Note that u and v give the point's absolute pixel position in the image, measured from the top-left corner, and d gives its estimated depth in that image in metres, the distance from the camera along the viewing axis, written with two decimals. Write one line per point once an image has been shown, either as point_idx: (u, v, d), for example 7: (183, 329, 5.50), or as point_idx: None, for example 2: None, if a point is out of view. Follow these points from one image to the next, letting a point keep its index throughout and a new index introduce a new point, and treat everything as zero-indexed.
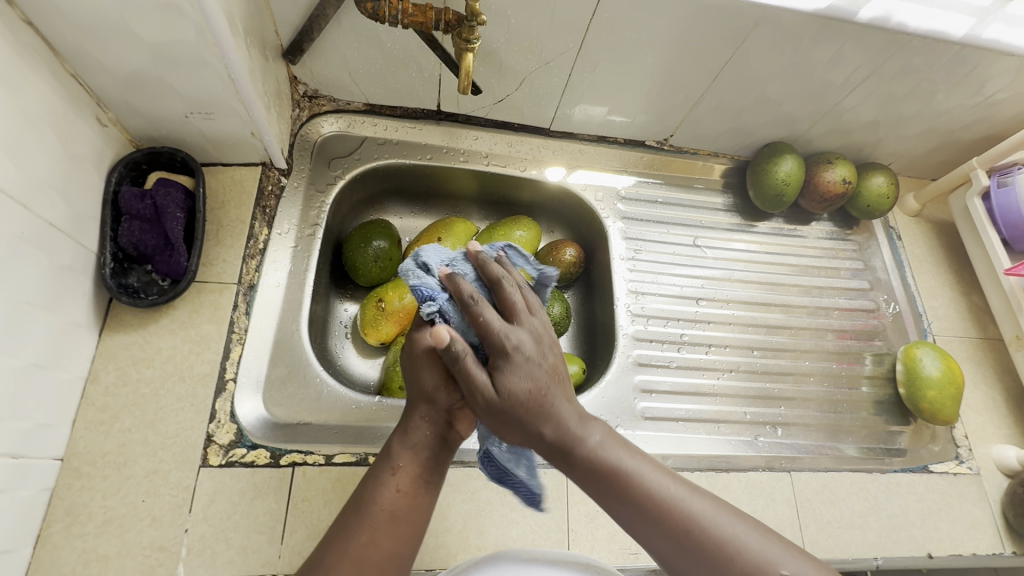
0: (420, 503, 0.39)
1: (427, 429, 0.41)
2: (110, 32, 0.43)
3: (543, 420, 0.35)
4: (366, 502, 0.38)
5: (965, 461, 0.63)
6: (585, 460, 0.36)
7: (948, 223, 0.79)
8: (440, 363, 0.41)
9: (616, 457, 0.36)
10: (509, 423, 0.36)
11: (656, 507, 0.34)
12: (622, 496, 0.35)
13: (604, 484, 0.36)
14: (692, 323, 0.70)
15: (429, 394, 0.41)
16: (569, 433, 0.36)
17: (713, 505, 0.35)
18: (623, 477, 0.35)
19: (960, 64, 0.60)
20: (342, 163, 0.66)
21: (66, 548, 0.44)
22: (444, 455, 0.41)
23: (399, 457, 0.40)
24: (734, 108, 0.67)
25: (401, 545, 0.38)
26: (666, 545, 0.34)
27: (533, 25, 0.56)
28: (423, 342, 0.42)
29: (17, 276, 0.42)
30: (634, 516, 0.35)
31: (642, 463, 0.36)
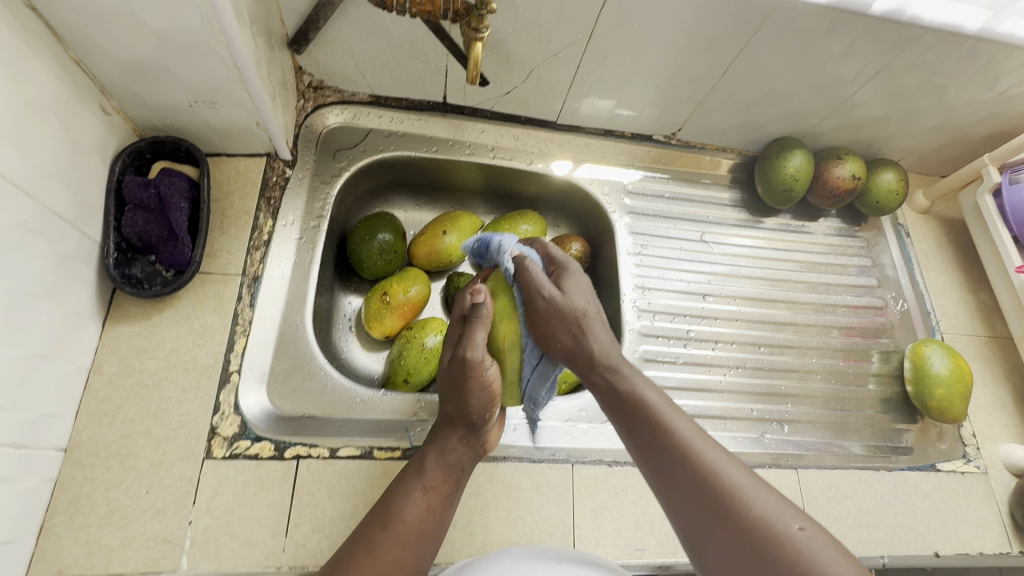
0: (441, 522, 0.42)
1: (460, 453, 0.45)
2: (115, 18, 0.42)
3: (585, 341, 0.44)
4: (394, 514, 0.40)
5: (972, 460, 0.63)
6: (620, 390, 0.42)
7: (957, 220, 0.78)
8: (486, 390, 0.45)
9: (651, 397, 0.42)
10: (562, 334, 0.44)
11: (677, 443, 0.39)
12: (649, 428, 0.40)
13: (633, 415, 0.41)
14: (698, 319, 0.69)
15: (468, 418, 0.45)
16: (611, 360, 0.44)
17: (736, 468, 0.38)
18: (656, 415, 0.40)
19: (974, 59, 0.59)
20: (347, 154, 0.65)
21: (68, 540, 0.44)
22: (463, 481, 0.45)
23: (430, 475, 0.43)
24: (743, 102, 0.67)
25: (424, 557, 0.40)
26: (678, 483, 0.38)
27: (542, 15, 0.55)
28: (471, 356, 0.44)
29: (19, 265, 0.41)
30: (653, 448, 0.40)
31: (675, 413, 0.41)
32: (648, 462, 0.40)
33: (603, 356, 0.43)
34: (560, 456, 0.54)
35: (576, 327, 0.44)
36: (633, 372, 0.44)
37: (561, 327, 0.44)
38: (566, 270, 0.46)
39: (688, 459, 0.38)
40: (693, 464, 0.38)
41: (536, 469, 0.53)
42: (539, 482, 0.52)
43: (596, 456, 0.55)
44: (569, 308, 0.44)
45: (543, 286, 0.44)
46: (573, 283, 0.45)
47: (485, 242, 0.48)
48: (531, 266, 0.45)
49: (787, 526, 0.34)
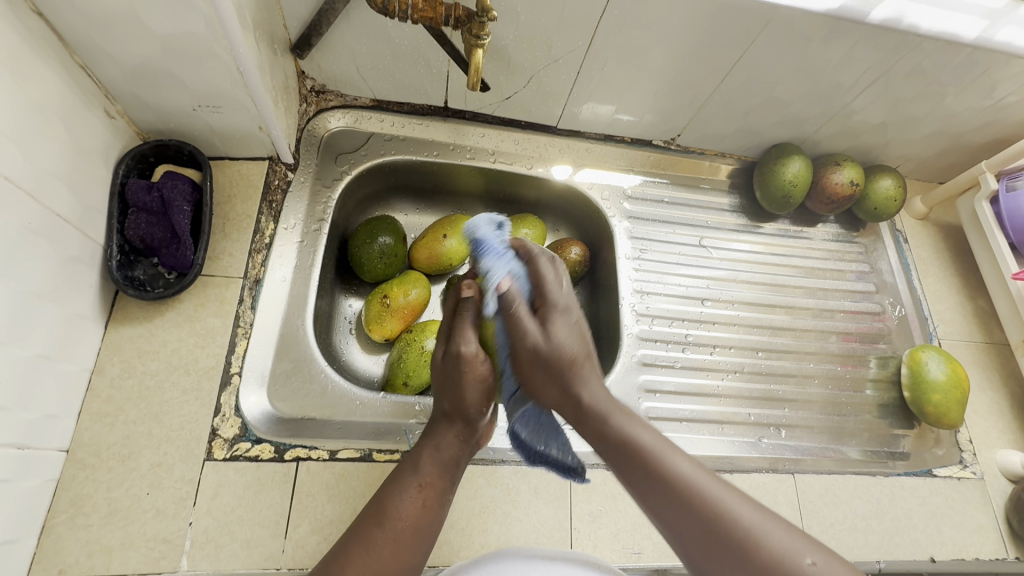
0: (438, 518, 0.41)
1: (456, 447, 0.44)
2: (120, 24, 0.43)
3: (575, 386, 0.42)
4: (390, 511, 0.39)
5: (969, 466, 0.63)
6: (612, 427, 0.40)
7: (955, 226, 0.79)
8: (481, 385, 0.45)
9: (646, 438, 0.39)
10: (549, 376, 0.42)
11: (680, 487, 0.36)
12: (647, 472, 0.38)
13: (630, 458, 0.39)
14: (696, 323, 0.69)
15: (464, 408, 0.45)
16: (603, 407, 0.41)
17: (741, 499, 0.36)
18: (654, 454, 0.38)
19: (972, 67, 0.60)
20: (349, 158, 0.66)
21: (70, 539, 0.44)
22: (460, 474, 0.45)
23: (426, 471, 0.42)
24: (742, 108, 0.67)
25: (416, 558, 0.39)
26: (681, 519, 0.36)
27: (542, 22, 0.55)
28: (465, 347, 0.45)
29: (23, 267, 0.42)
30: (658, 493, 0.37)
31: (672, 451, 0.39)
32: (649, 502, 0.38)
33: (588, 393, 0.42)
34: None
35: (562, 377, 0.42)
36: (622, 409, 0.41)
37: (546, 373, 0.42)
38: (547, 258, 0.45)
39: (693, 501, 0.36)
40: (699, 506, 0.36)
41: (534, 472, 0.53)
42: (537, 485, 0.53)
43: (594, 460, 0.56)
44: (553, 353, 0.42)
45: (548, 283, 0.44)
46: (559, 326, 0.42)
47: (482, 242, 0.49)
48: (516, 288, 0.44)
49: (799, 562, 0.33)
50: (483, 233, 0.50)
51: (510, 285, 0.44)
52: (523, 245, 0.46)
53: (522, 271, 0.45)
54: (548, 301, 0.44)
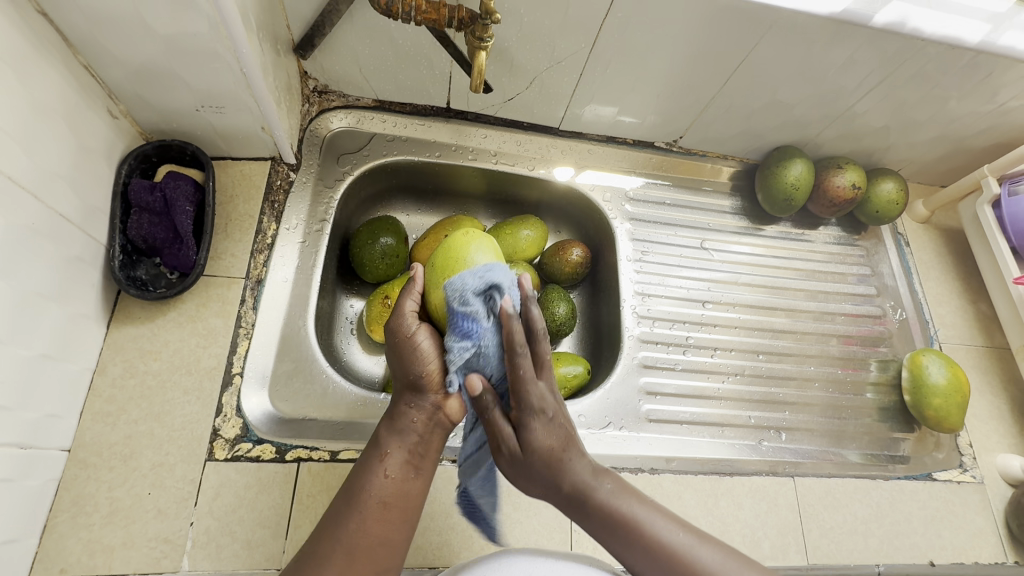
0: (409, 489, 0.40)
1: (411, 416, 0.41)
2: (124, 24, 0.43)
3: (563, 471, 0.40)
4: (355, 488, 0.39)
5: (968, 470, 0.63)
6: (597, 505, 0.40)
7: (957, 230, 0.79)
8: (419, 350, 0.42)
9: (626, 507, 0.40)
10: (530, 475, 0.40)
11: (664, 552, 0.39)
12: (631, 541, 0.40)
13: (610, 527, 0.40)
14: (697, 326, 0.69)
15: (413, 382, 0.42)
16: (585, 484, 0.40)
17: (715, 552, 0.39)
18: (632, 521, 0.40)
19: (975, 72, 0.60)
20: (351, 159, 0.66)
21: (71, 538, 0.44)
22: (430, 443, 0.42)
23: (386, 444, 0.41)
24: (745, 111, 0.67)
25: (392, 528, 0.39)
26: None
27: (546, 24, 0.56)
28: (399, 326, 0.43)
29: (26, 268, 0.42)
30: (641, 558, 0.39)
31: (651, 513, 0.41)
32: (634, 564, 0.40)
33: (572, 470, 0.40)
34: None
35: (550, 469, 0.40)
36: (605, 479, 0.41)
37: (528, 475, 0.40)
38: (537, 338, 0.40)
39: (677, 566, 0.38)
40: (681, 571, 0.38)
41: None
42: (537, 487, 0.53)
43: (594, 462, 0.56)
44: (534, 458, 0.40)
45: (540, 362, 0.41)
46: (540, 434, 0.39)
47: (455, 313, 0.40)
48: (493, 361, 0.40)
49: None
50: (458, 301, 0.40)
51: (479, 386, 0.40)
52: (506, 325, 0.38)
53: (495, 350, 0.41)
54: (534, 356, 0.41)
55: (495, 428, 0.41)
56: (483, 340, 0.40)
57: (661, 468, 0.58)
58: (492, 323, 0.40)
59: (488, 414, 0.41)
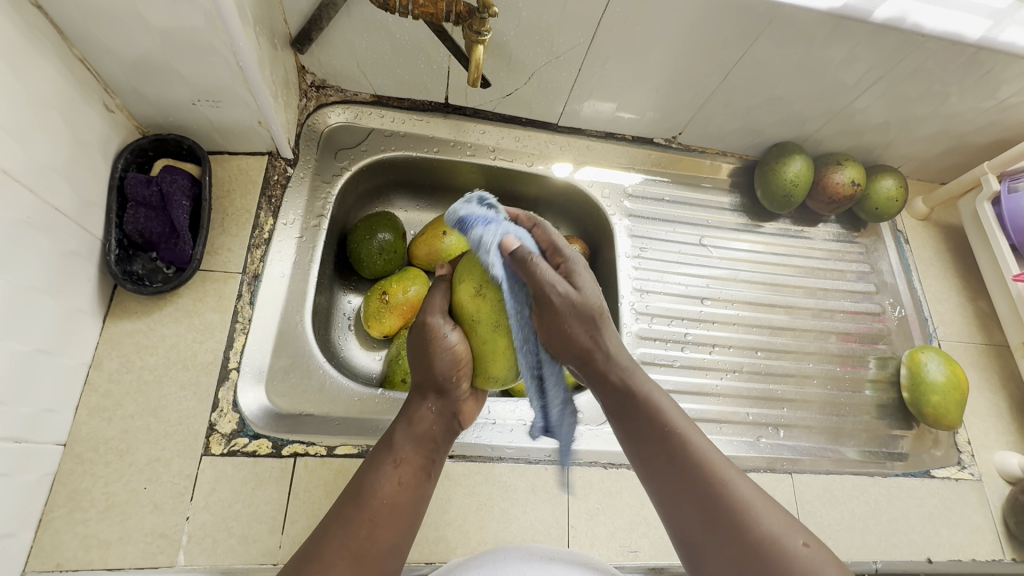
0: (419, 495, 0.41)
1: (430, 420, 0.43)
2: (119, 17, 0.42)
3: (602, 339, 0.40)
4: (365, 492, 0.39)
5: (966, 467, 0.63)
6: (636, 396, 0.40)
7: (956, 227, 0.78)
8: (450, 352, 0.42)
9: (664, 405, 0.40)
10: (570, 334, 0.40)
11: (692, 461, 0.38)
12: (662, 440, 0.39)
13: (643, 422, 0.40)
14: (696, 322, 0.69)
15: (437, 384, 0.43)
16: (623, 363, 0.41)
17: (746, 480, 0.38)
18: (669, 422, 0.39)
19: (975, 68, 0.59)
20: (349, 154, 0.66)
21: (67, 533, 0.44)
22: (441, 448, 0.44)
23: (400, 449, 0.42)
24: (744, 107, 0.67)
25: (399, 534, 0.39)
26: (683, 488, 0.38)
27: (544, 19, 0.55)
28: (431, 322, 0.42)
29: (22, 262, 0.41)
30: (668, 459, 0.39)
31: (692, 427, 0.40)
32: (657, 467, 0.39)
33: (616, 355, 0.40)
34: (555, 457, 0.55)
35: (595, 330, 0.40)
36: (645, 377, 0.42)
37: (573, 326, 0.39)
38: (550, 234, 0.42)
39: (702, 474, 0.37)
40: (705, 480, 0.37)
41: (532, 470, 0.53)
42: (534, 483, 0.53)
43: (591, 458, 0.56)
44: (584, 305, 0.39)
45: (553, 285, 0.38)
46: (580, 287, 0.40)
47: (465, 219, 0.41)
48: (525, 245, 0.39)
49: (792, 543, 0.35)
50: (466, 209, 0.41)
51: (517, 244, 0.39)
52: (523, 216, 0.43)
53: (524, 236, 0.41)
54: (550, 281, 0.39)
55: (544, 284, 0.38)
56: (504, 221, 0.41)
57: None
58: (506, 216, 0.42)
59: (535, 270, 0.38)
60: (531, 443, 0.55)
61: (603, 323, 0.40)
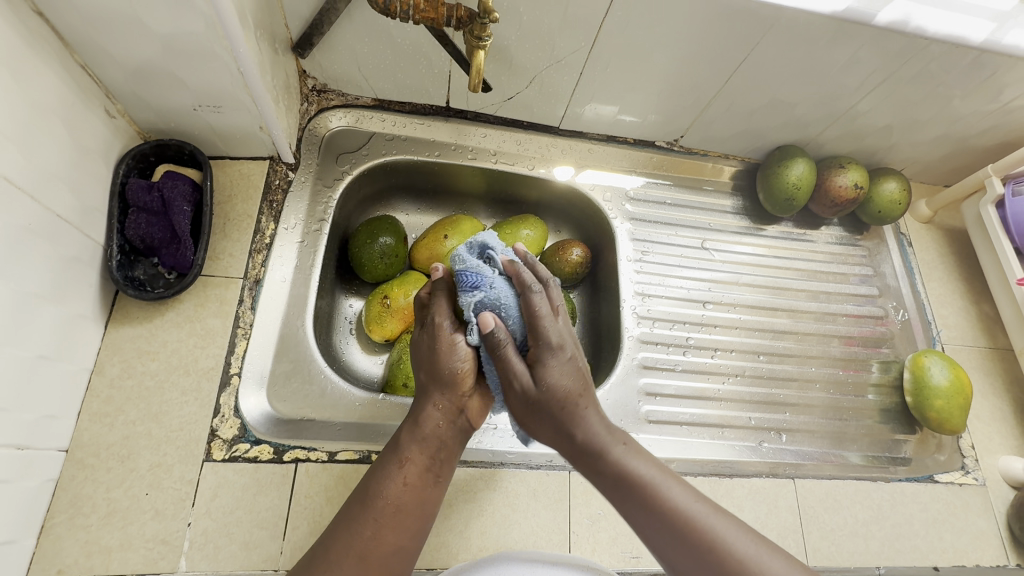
0: (424, 496, 0.41)
1: (437, 419, 0.43)
2: (121, 24, 0.43)
3: (577, 423, 0.41)
4: (373, 493, 0.40)
5: (971, 472, 0.63)
6: (616, 471, 0.40)
7: (959, 230, 0.78)
8: (459, 352, 0.44)
9: (644, 470, 0.40)
10: (540, 416, 0.42)
11: (682, 525, 0.37)
12: (652, 510, 0.38)
13: (627, 490, 0.39)
14: (697, 326, 0.69)
15: (443, 380, 0.44)
16: (598, 441, 0.41)
17: (736, 527, 0.38)
18: (650, 486, 0.39)
19: (979, 70, 0.59)
20: (350, 158, 0.66)
21: (69, 539, 0.44)
22: (450, 448, 0.43)
23: (407, 450, 0.42)
24: (747, 109, 0.66)
25: (405, 537, 0.40)
26: (673, 546, 0.37)
27: (545, 22, 0.55)
28: (438, 324, 0.44)
29: (23, 268, 0.42)
30: (654, 523, 0.38)
31: (670, 480, 0.40)
32: (648, 532, 0.38)
33: (592, 439, 0.41)
34: (557, 462, 0.55)
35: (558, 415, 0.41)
36: (621, 443, 0.41)
37: (541, 417, 0.42)
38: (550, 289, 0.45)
39: (694, 537, 0.37)
40: (699, 542, 0.37)
41: (533, 475, 0.53)
42: (536, 488, 0.53)
43: None
44: (550, 395, 0.41)
45: (517, 371, 0.41)
46: (556, 368, 0.41)
47: (463, 273, 0.44)
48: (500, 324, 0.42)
49: None
50: (465, 256, 0.45)
51: (495, 325, 0.41)
52: (516, 273, 0.43)
53: (512, 307, 0.43)
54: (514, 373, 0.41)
55: (511, 372, 0.41)
56: (493, 291, 0.43)
57: None
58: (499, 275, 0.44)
59: (506, 362, 0.41)
60: (533, 448, 0.55)
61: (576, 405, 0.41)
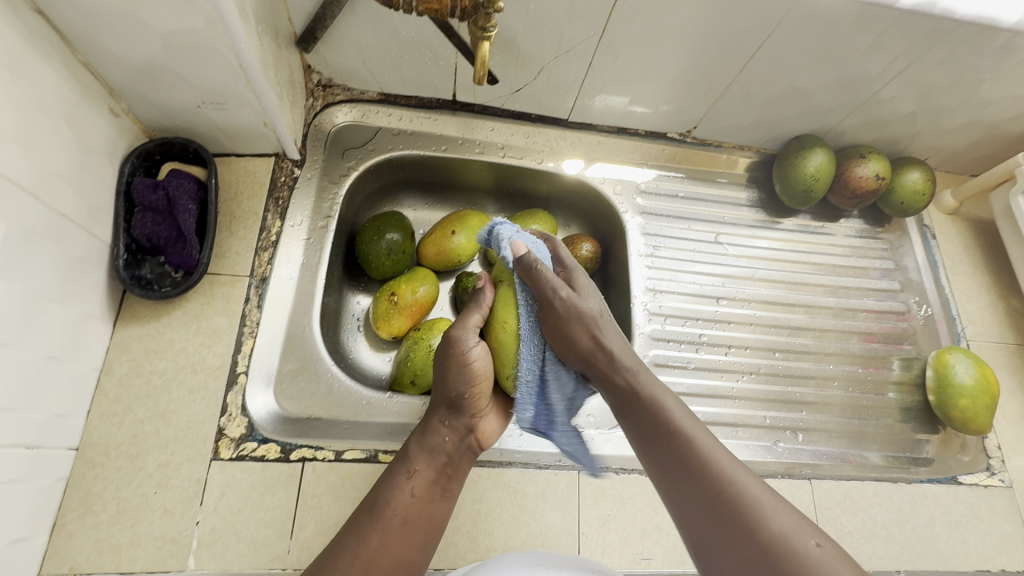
0: (431, 509, 0.42)
1: (444, 436, 0.44)
2: (122, 20, 0.42)
3: (602, 343, 0.44)
4: (382, 502, 0.41)
5: (996, 473, 0.61)
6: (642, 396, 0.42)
7: (987, 222, 0.75)
8: (467, 370, 0.45)
9: (671, 407, 0.41)
10: (576, 339, 0.44)
11: (699, 457, 0.37)
12: (670, 437, 0.39)
13: (655, 428, 0.40)
14: (711, 323, 0.67)
15: (450, 401, 0.45)
16: (636, 377, 0.43)
17: (754, 479, 0.37)
18: (673, 421, 0.40)
19: (1010, 53, 0.56)
20: (356, 153, 0.65)
21: (79, 537, 0.45)
22: (457, 465, 0.44)
23: (415, 461, 0.43)
24: (763, 98, 0.64)
25: (410, 550, 0.40)
26: (684, 482, 0.37)
27: (553, 11, 0.53)
28: (460, 338, 0.46)
29: (30, 269, 0.42)
30: (669, 453, 0.39)
31: (697, 427, 0.40)
32: (659, 458, 0.39)
33: (620, 357, 0.44)
34: (566, 463, 0.54)
35: (590, 336, 0.44)
36: (655, 382, 0.43)
37: (574, 329, 0.44)
38: (574, 274, 0.47)
39: (706, 468, 0.37)
40: (711, 475, 0.36)
41: (542, 475, 0.52)
42: (544, 489, 0.52)
43: (604, 464, 0.54)
44: (581, 313, 0.44)
45: (556, 288, 0.44)
46: (581, 289, 0.46)
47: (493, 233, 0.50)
48: (529, 248, 0.46)
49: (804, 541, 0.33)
50: (495, 225, 0.51)
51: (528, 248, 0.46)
52: (544, 234, 0.50)
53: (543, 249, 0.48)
54: (549, 290, 0.44)
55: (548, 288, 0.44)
56: (519, 232, 0.48)
57: None
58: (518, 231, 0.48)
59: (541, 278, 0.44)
60: (541, 448, 0.54)
61: (607, 335, 0.44)
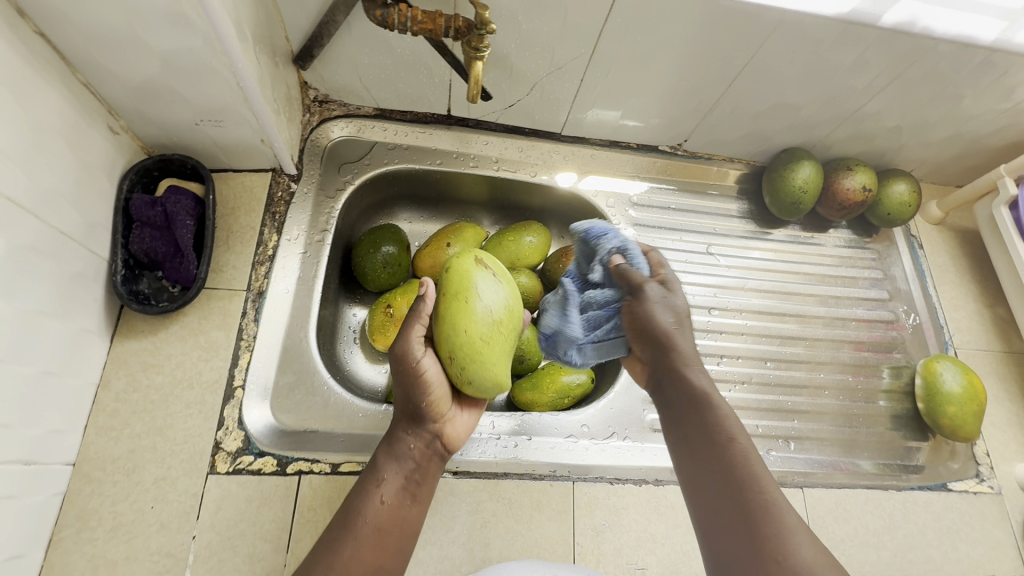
0: (403, 515, 0.42)
1: (410, 443, 0.44)
2: (122, 41, 0.43)
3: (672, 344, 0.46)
4: (352, 514, 0.41)
5: (985, 480, 0.61)
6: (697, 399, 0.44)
7: (972, 231, 0.77)
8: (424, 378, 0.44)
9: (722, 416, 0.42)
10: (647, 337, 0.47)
11: (735, 468, 0.39)
12: (711, 439, 0.41)
13: (696, 423, 0.43)
14: (704, 332, 0.68)
15: (413, 409, 0.45)
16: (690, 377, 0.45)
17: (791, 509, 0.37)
18: (719, 429, 0.41)
19: (989, 70, 0.58)
20: (352, 168, 0.66)
21: (76, 553, 0.45)
22: (425, 470, 0.45)
23: (384, 471, 0.43)
24: (751, 112, 0.66)
25: (385, 557, 0.40)
26: (717, 482, 0.39)
27: (544, 30, 0.55)
28: (406, 349, 0.44)
29: (28, 286, 0.42)
30: (706, 450, 0.41)
31: (745, 442, 0.41)
32: (697, 455, 0.41)
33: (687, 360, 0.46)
34: (560, 473, 0.54)
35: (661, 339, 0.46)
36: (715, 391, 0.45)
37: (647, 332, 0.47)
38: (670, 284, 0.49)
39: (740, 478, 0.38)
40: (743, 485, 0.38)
41: (536, 486, 0.53)
42: (539, 500, 0.52)
43: (598, 473, 0.55)
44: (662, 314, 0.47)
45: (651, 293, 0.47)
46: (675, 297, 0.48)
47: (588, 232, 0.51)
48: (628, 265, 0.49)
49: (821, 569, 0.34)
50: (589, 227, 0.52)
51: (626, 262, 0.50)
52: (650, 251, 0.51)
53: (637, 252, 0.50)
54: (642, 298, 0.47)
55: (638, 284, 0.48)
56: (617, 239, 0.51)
57: (666, 479, 0.55)
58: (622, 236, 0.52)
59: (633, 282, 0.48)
60: (536, 458, 0.54)
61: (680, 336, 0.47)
